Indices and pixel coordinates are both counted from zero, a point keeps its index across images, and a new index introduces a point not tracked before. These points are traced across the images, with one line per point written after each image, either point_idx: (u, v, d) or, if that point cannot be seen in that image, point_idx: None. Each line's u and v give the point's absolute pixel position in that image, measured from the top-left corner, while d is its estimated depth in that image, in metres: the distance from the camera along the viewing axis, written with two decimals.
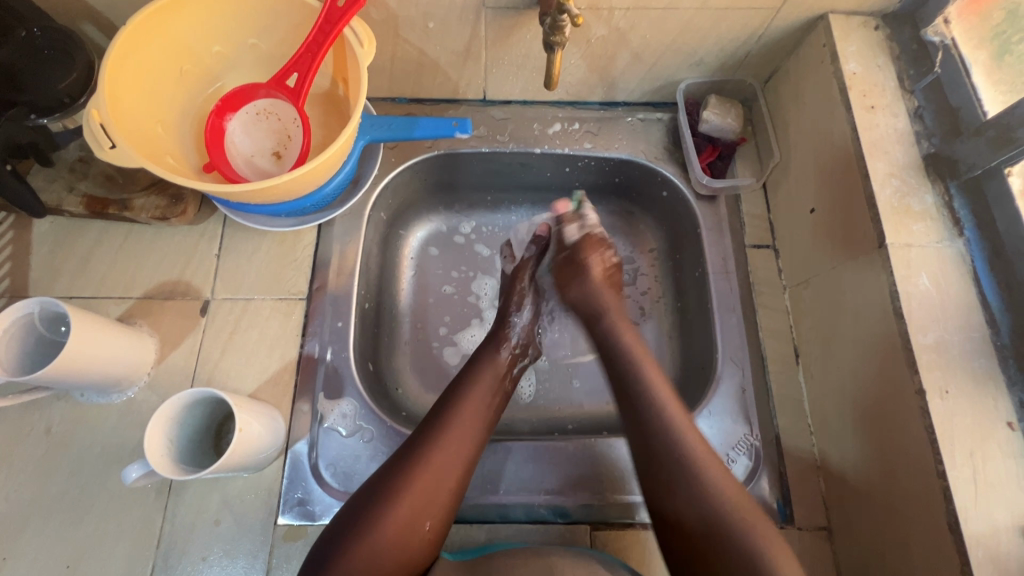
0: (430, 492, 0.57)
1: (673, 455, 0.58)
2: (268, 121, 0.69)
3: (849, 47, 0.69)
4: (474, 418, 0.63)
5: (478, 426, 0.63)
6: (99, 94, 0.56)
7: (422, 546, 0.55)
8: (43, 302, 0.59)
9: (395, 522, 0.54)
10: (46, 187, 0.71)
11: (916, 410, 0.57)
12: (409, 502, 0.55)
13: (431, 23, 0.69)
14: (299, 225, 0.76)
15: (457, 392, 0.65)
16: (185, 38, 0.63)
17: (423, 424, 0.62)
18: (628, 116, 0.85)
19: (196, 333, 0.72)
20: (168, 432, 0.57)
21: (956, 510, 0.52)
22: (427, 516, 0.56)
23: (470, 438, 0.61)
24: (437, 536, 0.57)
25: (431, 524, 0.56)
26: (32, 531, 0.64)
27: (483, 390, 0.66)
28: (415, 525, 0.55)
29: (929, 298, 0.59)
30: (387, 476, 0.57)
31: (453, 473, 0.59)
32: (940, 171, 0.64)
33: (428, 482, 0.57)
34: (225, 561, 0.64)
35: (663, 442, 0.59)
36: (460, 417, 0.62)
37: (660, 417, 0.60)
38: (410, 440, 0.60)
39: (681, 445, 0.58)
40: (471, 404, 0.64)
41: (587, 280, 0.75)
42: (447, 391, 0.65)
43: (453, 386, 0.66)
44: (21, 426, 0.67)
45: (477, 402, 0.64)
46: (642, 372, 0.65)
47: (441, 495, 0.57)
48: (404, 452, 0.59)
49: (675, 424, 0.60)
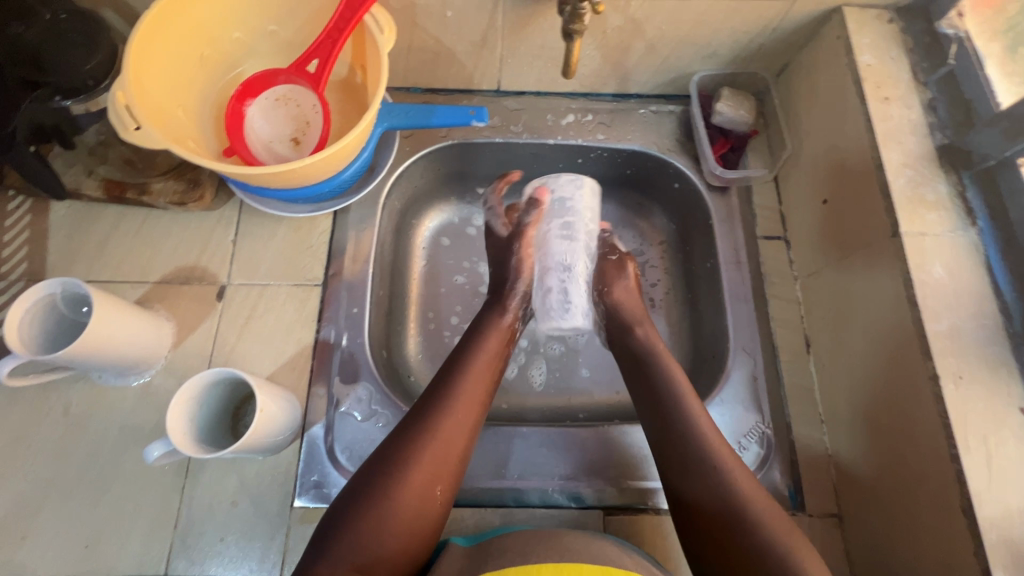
0: (441, 459, 0.57)
1: (694, 446, 0.60)
2: (286, 107, 0.70)
3: (863, 39, 0.70)
4: (479, 385, 0.63)
5: (484, 392, 0.64)
6: (124, 76, 0.56)
7: (433, 512, 0.56)
8: (66, 282, 0.59)
9: (406, 488, 0.55)
10: (66, 169, 0.72)
11: (929, 395, 0.57)
12: (419, 469, 0.56)
13: (449, 12, 0.69)
14: (314, 211, 0.77)
15: (460, 360, 0.65)
16: (207, 23, 0.63)
17: (428, 392, 0.62)
18: (641, 108, 0.86)
19: (213, 317, 0.73)
20: (189, 413, 0.57)
21: (969, 493, 0.53)
22: (438, 482, 0.57)
23: (476, 405, 0.62)
24: (447, 502, 0.57)
25: (442, 490, 0.57)
26: (49, 511, 0.64)
27: (487, 358, 0.66)
28: (425, 490, 0.56)
29: (943, 286, 0.59)
30: (394, 445, 0.57)
31: (461, 439, 0.59)
32: (953, 162, 0.64)
33: (438, 448, 0.58)
34: (241, 543, 0.64)
35: (681, 422, 0.62)
36: (466, 383, 0.63)
37: (682, 406, 0.63)
38: (415, 407, 0.61)
39: (700, 433, 0.61)
40: (475, 372, 0.64)
41: (618, 292, 0.74)
42: (450, 359, 0.66)
43: (456, 352, 0.67)
44: (39, 408, 0.68)
45: (481, 371, 0.65)
46: (664, 363, 0.67)
47: (451, 460, 0.58)
48: (411, 419, 0.60)
49: (689, 407, 0.63)
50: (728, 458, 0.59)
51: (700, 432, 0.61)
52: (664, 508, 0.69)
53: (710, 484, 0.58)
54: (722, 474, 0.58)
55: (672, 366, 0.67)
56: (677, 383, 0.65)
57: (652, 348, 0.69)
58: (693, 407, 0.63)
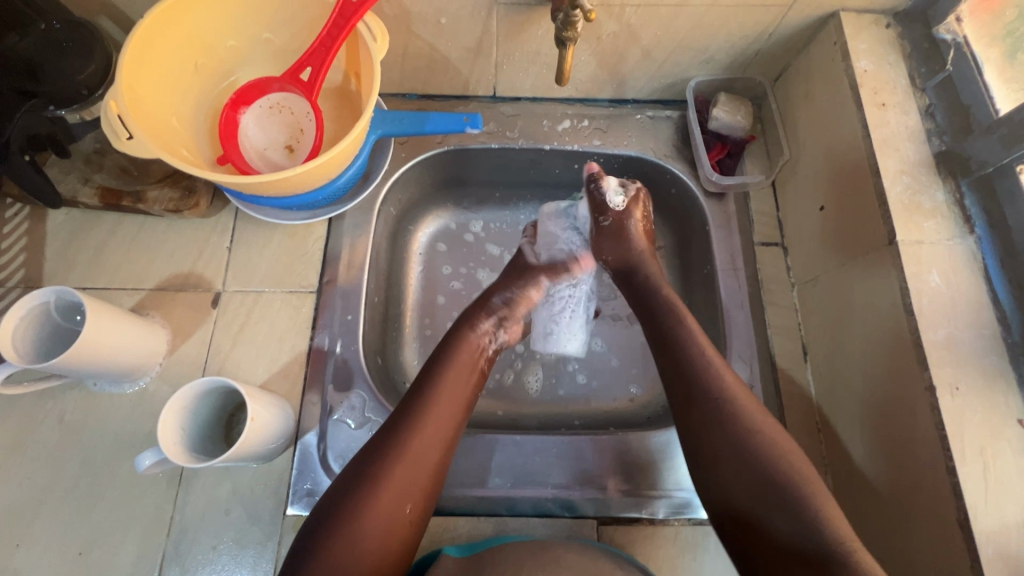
0: (410, 479, 0.57)
1: (732, 425, 0.57)
2: (280, 114, 0.70)
3: (860, 44, 0.69)
4: (452, 398, 0.63)
5: (454, 409, 0.63)
6: (117, 85, 0.56)
7: (405, 531, 0.55)
8: (59, 291, 0.59)
9: (378, 507, 0.54)
10: (62, 178, 0.72)
11: (925, 406, 0.56)
12: (389, 490, 0.55)
13: (443, 19, 0.69)
14: (310, 218, 0.77)
15: (434, 374, 0.64)
16: (201, 32, 0.64)
17: (396, 411, 0.61)
18: (637, 114, 0.85)
19: (207, 324, 0.73)
20: (181, 421, 0.58)
21: (966, 506, 0.52)
22: (408, 500, 0.56)
23: (449, 419, 0.62)
24: (418, 519, 0.57)
25: (412, 507, 0.56)
26: (44, 519, 0.65)
27: (458, 375, 0.65)
28: (397, 508, 0.55)
29: (940, 295, 0.59)
30: (363, 467, 0.56)
31: (432, 456, 0.59)
32: (951, 169, 0.64)
33: (407, 469, 0.57)
34: (234, 551, 0.64)
35: (718, 404, 0.59)
36: (436, 400, 0.62)
37: (706, 376, 0.60)
38: (383, 427, 0.60)
39: (738, 411, 0.58)
40: (444, 390, 0.63)
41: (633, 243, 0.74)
42: (425, 371, 0.65)
43: (429, 365, 0.66)
44: (35, 415, 0.68)
45: (455, 385, 0.64)
46: (693, 340, 0.63)
47: (421, 478, 0.57)
48: (379, 438, 0.59)
49: (710, 362, 0.61)
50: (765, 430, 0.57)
51: (730, 403, 0.58)
52: (659, 517, 0.68)
53: (737, 466, 0.55)
54: (761, 450, 0.55)
55: (701, 342, 0.63)
56: (708, 355, 0.62)
57: (682, 319, 0.65)
58: (714, 361, 0.62)
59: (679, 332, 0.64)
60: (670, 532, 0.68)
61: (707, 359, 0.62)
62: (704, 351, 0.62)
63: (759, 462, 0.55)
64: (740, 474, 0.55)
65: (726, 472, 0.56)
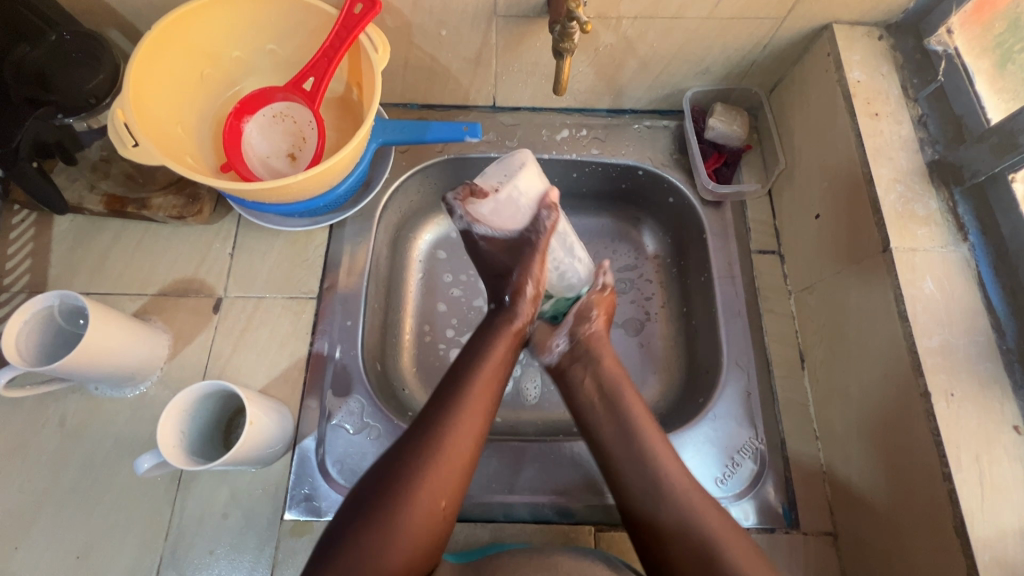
0: (447, 472, 0.57)
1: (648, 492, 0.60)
2: (284, 123, 0.71)
3: (853, 56, 0.70)
4: (484, 394, 0.63)
5: (488, 400, 0.63)
6: (124, 94, 0.58)
7: (441, 520, 0.56)
8: (64, 295, 0.60)
9: (424, 493, 0.56)
10: (68, 185, 0.73)
11: (921, 413, 0.57)
12: (427, 482, 0.56)
13: (444, 31, 0.71)
14: (311, 225, 0.78)
15: (473, 359, 0.65)
16: (207, 42, 0.65)
17: (432, 402, 0.62)
18: (635, 124, 0.87)
19: (208, 330, 0.74)
20: (181, 424, 0.58)
21: (962, 513, 0.52)
22: (444, 494, 0.57)
23: (483, 411, 0.62)
24: (455, 506, 0.58)
25: (446, 502, 0.57)
26: (43, 522, 0.65)
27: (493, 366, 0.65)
28: (433, 502, 0.56)
29: (934, 302, 0.59)
30: (400, 458, 0.57)
31: (468, 446, 0.60)
32: (944, 178, 0.64)
33: (445, 460, 0.57)
34: (231, 555, 0.65)
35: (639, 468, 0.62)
36: (474, 390, 0.62)
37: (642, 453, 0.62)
38: (420, 417, 0.60)
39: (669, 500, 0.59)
40: (480, 382, 0.63)
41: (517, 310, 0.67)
42: (462, 359, 0.66)
43: (468, 349, 0.66)
44: (36, 418, 0.69)
45: (491, 376, 0.64)
46: (623, 401, 0.66)
47: (458, 472, 0.58)
48: (416, 430, 0.59)
49: (642, 435, 0.64)
50: (700, 506, 0.59)
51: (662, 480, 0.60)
52: None
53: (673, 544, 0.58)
54: (687, 518, 0.58)
55: (640, 417, 0.65)
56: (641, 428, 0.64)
57: (617, 393, 0.67)
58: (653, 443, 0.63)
59: (619, 405, 0.66)
60: None
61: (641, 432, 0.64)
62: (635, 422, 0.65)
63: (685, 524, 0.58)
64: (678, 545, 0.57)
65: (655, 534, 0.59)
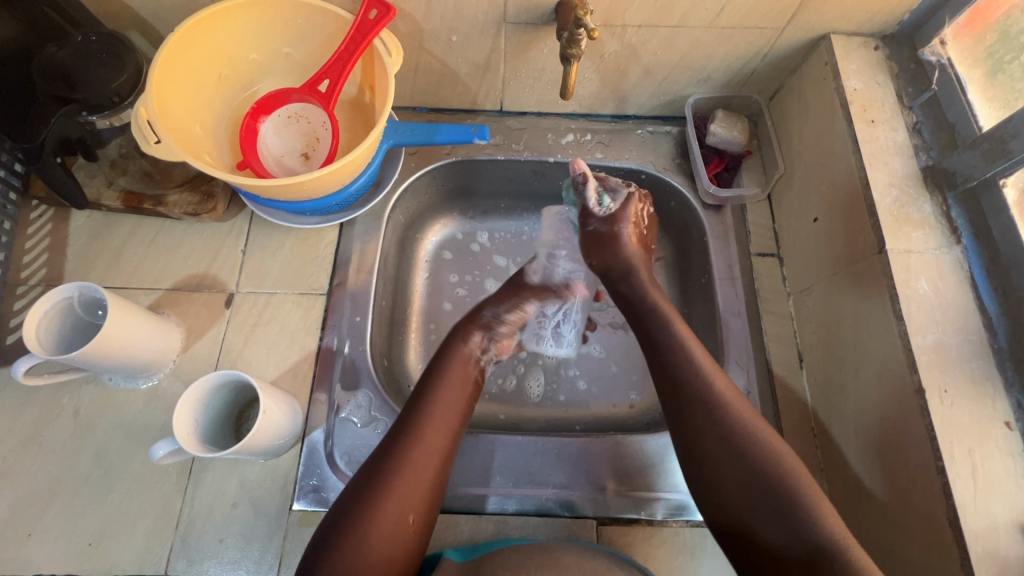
0: (411, 488, 0.57)
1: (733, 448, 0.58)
2: (298, 124, 0.73)
3: (850, 65, 0.73)
4: (446, 411, 0.64)
5: (451, 414, 0.64)
6: (147, 93, 0.60)
7: (410, 536, 0.56)
8: (83, 286, 0.62)
9: (389, 503, 0.56)
10: (88, 181, 0.75)
11: (915, 409, 0.58)
12: (391, 498, 0.56)
13: (454, 37, 0.73)
14: (322, 223, 0.80)
15: (424, 397, 0.64)
16: (226, 45, 0.68)
17: (396, 422, 0.63)
18: (638, 129, 0.89)
19: (221, 323, 0.75)
20: (195, 412, 0.60)
21: (955, 506, 0.54)
22: (410, 508, 0.57)
23: (446, 426, 0.63)
24: (428, 517, 0.58)
25: (415, 516, 0.57)
26: (56, 509, 0.66)
27: (452, 386, 0.66)
28: (400, 519, 0.56)
29: (928, 302, 0.61)
30: (366, 477, 0.58)
31: (432, 462, 0.60)
32: (938, 183, 0.67)
33: (407, 475, 0.58)
34: (241, 544, 0.66)
35: (717, 426, 0.59)
36: (435, 408, 0.63)
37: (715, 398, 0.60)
38: (386, 438, 0.61)
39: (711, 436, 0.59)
40: (440, 399, 0.64)
41: (623, 247, 0.75)
42: (415, 398, 0.65)
43: (418, 390, 0.66)
44: (51, 408, 0.70)
45: (449, 394, 0.65)
46: (684, 343, 0.65)
47: (422, 486, 0.58)
48: (382, 449, 0.60)
49: (713, 385, 0.61)
50: (774, 447, 0.57)
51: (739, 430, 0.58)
52: (658, 518, 0.70)
53: (737, 476, 0.57)
54: (760, 466, 0.56)
55: (703, 363, 0.63)
56: (709, 379, 0.62)
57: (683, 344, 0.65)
58: (720, 386, 0.61)
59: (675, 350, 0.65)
60: (669, 533, 0.69)
61: (716, 390, 0.61)
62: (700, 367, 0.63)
63: (749, 458, 0.57)
64: (739, 477, 0.56)
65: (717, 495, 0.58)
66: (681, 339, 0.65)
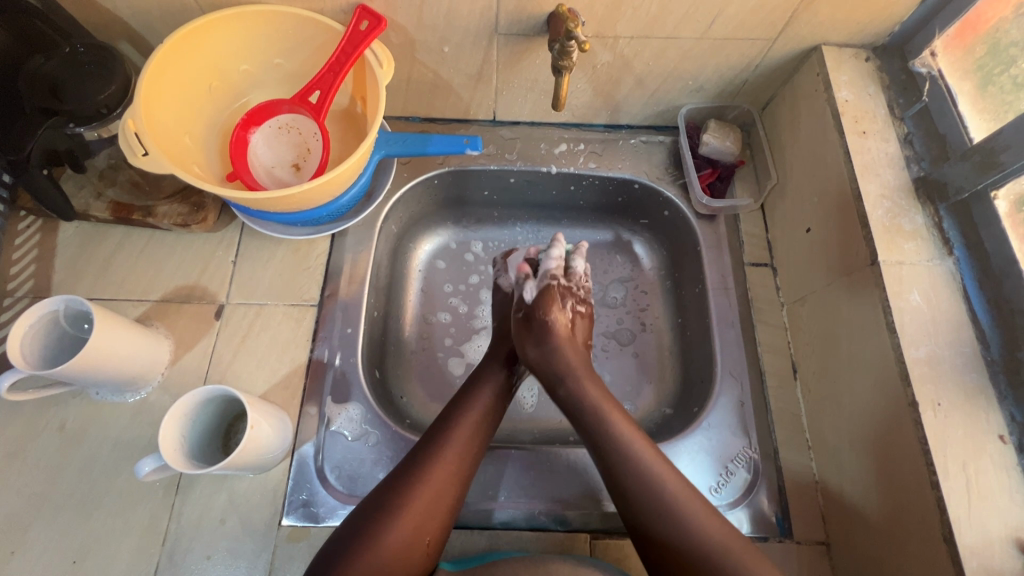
0: (433, 508, 0.58)
1: (641, 490, 0.60)
2: (289, 134, 0.73)
3: (841, 76, 0.73)
4: (477, 431, 0.65)
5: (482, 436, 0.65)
6: (135, 105, 0.59)
7: (423, 555, 0.57)
8: (68, 299, 0.61)
9: (410, 519, 0.57)
10: (76, 192, 0.75)
11: (908, 421, 0.58)
12: (413, 516, 0.57)
13: (446, 48, 0.73)
14: (313, 234, 0.79)
15: (449, 422, 0.65)
16: (216, 56, 0.67)
17: (428, 435, 0.64)
18: (631, 139, 0.89)
19: (210, 335, 0.74)
20: (181, 429, 0.59)
21: (949, 520, 0.54)
22: (428, 529, 0.58)
23: (476, 448, 0.64)
24: (442, 538, 0.59)
25: (431, 537, 0.58)
26: (40, 526, 0.65)
27: (486, 404, 0.68)
28: (417, 539, 0.57)
29: (921, 314, 0.61)
30: (389, 491, 0.58)
31: (456, 484, 0.61)
32: (930, 195, 0.66)
33: (433, 495, 0.59)
34: (228, 560, 0.65)
35: (628, 467, 0.61)
36: (468, 426, 0.65)
37: (618, 442, 0.63)
38: (414, 450, 0.62)
39: (642, 468, 0.61)
40: (471, 419, 0.65)
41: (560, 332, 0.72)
42: (444, 417, 0.66)
43: (455, 403, 0.67)
44: (36, 422, 0.69)
45: (483, 415, 0.67)
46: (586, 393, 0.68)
47: (444, 507, 0.59)
48: (412, 464, 0.61)
49: (619, 433, 0.64)
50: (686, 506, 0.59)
51: (641, 466, 0.61)
52: None
53: (658, 524, 0.58)
54: (667, 511, 0.58)
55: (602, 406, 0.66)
56: (613, 420, 0.65)
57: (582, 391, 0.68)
58: (626, 434, 0.63)
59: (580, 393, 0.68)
60: None
61: (622, 435, 0.63)
62: (605, 415, 0.65)
63: (665, 510, 0.58)
64: (664, 528, 0.58)
65: (652, 534, 0.58)
66: (583, 383, 0.68)
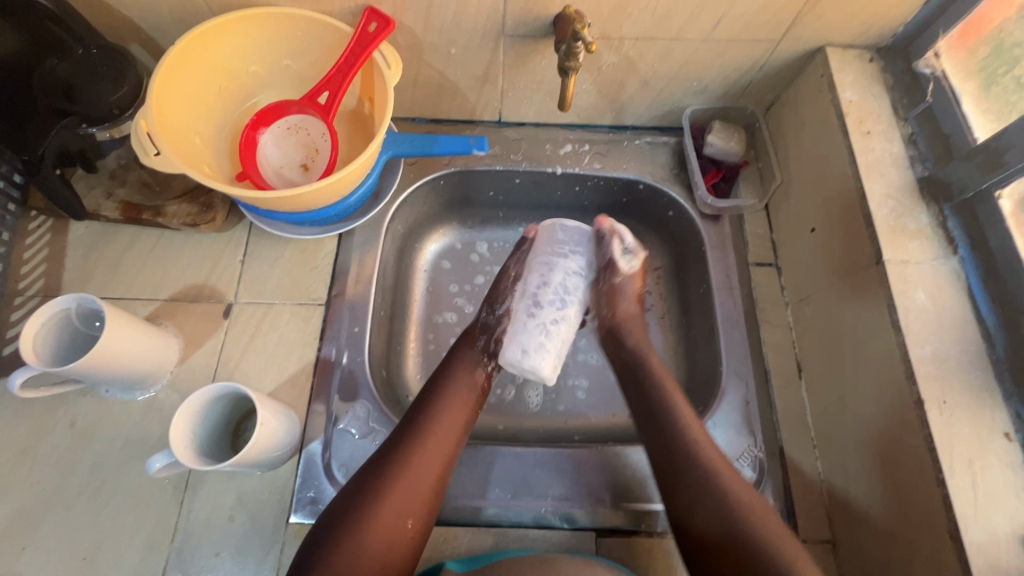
0: (411, 493, 0.59)
1: (696, 469, 0.61)
2: (297, 134, 0.73)
3: (845, 77, 0.73)
4: (455, 416, 0.65)
5: (458, 420, 0.65)
6: (147, 106, 0.60)
7: (406, 540, 0.57)
8: (81, 297, 0.62)
9: (389, 506, 0.57)
10: (87, 192, 0.76)
11: (913, 419, 0.58)
12: (393, 502, 0.57)
13: (453, 49, 0.73)
14: (321, 233, 0.80)
15: (428, 406, 0.65)
16: (226, 58, 0.68)
17: (404, 422, 0.64)
18: (636, 139, 0.89)
19: (219, 334, 0.75)
20: (192, 425, 0.59)
21: (956, 517, 0.54)
22: (409, 514, 0.58)
23: (453, 433, 0.64)
24: (425, 522, 0.59)
25: (413, 522, 0.58)
26: (50, 524, 0.66)
27: (461, 389, 0.67)
28: (398, 524, 0.57)
29: (926, 312, 0.61)
30: (366, 478, 0.59)
31: (434, 468, 0.61)
32: (934, 194, 0.67)
33: (410, 480, 0.59)
34: (237, 557, 0.65)
35: (679, 446, 0.63)
36: (444, 411, 0.65)
37: (677, 424, 0.64)
38: (391, 437, 0.63)
39: (698, 450, 0.62)
40: (446, 405, 0.65)
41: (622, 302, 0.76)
42: (419, 403, 0.66)
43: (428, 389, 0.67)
44: (46, 420, 0.70)
45: (457, 399, 0.66)
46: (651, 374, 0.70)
47: (422, 492, 0.59)
48: (388, 450, 0.61)
49: (678, 414, 0.65)
50: (749, 503, 0.58)
51: (691, 448, 0.62)
52: (658, 530, 0.69)
53: (699, 504, 0.59)
54: (727, 498, 0.59)
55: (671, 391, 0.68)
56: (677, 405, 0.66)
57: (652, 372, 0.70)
58: (685, 417, 0.65)
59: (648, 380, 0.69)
60: (670, 544, 0.69)
61: (676, 412, 0.66)
62: (672, 399, 0.67)
63: (706, 486, 0.60)
64: (709, 513, 0.58)
65: (687, 511, 0.60)
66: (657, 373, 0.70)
